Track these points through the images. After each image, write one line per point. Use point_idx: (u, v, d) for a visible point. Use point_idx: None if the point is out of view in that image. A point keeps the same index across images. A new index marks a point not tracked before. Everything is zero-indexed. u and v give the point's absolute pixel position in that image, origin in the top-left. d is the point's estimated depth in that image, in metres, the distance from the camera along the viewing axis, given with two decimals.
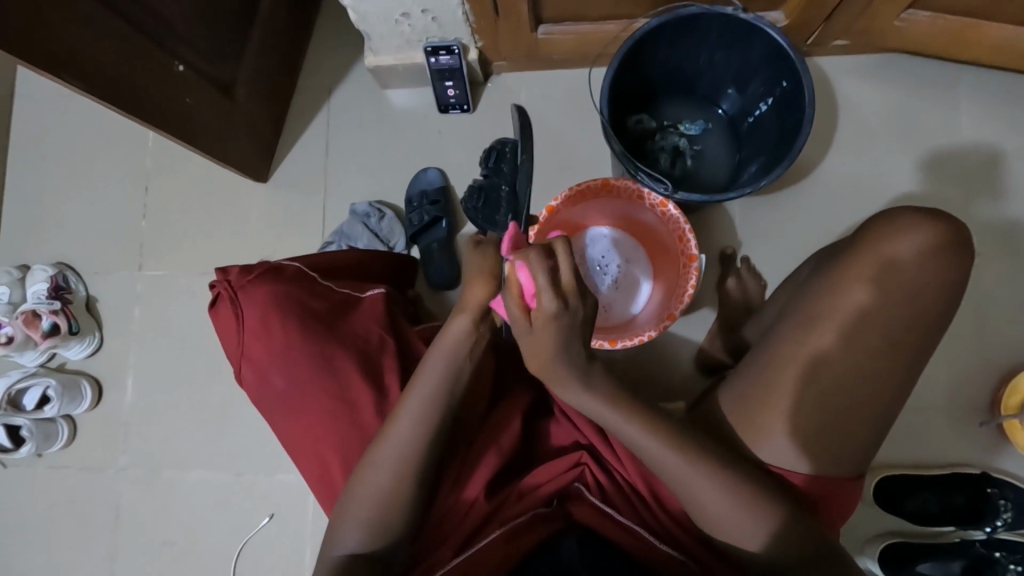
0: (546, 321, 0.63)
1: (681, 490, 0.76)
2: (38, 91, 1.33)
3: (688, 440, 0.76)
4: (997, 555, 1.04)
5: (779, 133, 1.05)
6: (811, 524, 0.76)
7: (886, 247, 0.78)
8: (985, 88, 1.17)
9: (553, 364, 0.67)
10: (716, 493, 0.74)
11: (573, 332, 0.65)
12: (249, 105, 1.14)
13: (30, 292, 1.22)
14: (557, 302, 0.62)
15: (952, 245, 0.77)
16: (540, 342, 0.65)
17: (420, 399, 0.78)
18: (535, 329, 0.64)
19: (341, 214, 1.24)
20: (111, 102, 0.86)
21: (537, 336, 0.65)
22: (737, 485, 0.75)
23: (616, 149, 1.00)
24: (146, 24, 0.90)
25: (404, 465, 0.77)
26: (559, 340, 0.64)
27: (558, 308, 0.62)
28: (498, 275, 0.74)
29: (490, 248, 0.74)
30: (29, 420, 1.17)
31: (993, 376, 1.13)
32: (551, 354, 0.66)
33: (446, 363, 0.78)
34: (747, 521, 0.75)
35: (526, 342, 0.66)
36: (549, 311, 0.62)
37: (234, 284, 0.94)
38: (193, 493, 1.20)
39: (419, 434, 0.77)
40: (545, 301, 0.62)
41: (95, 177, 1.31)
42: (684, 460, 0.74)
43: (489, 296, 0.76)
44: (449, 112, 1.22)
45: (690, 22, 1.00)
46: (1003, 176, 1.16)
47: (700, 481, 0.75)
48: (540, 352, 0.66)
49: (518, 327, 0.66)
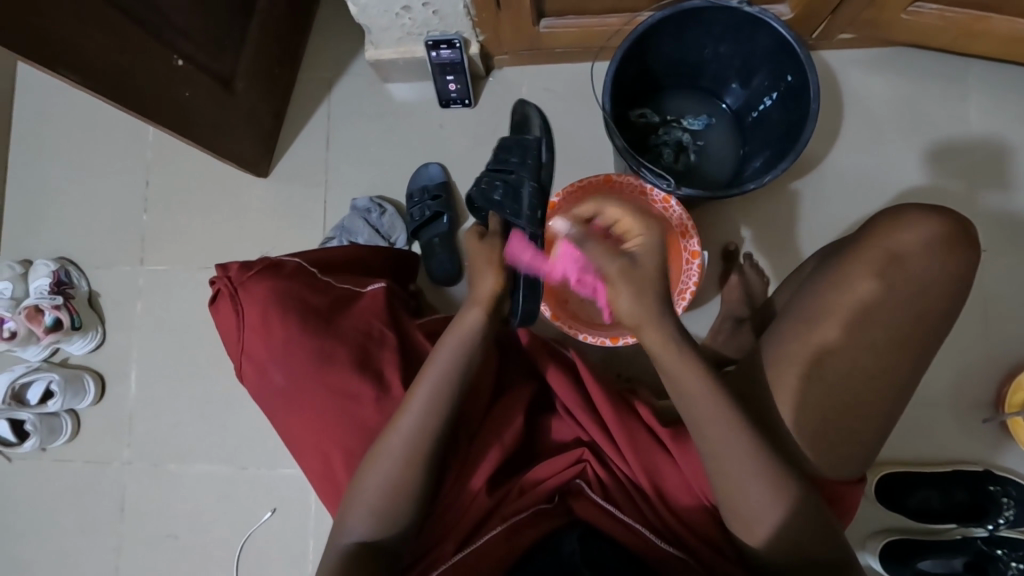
0: (653, 245, 0.74)
1: (715, 464, 0.74)
2: (39, 85, 1.33)
3: (728, 405, 0.74)
4: (999, 552, 1.03)
5: (786, 126, 1.03)
6: (829, 526, 0.74)
7: (886, 242, 0.78)
8: (994, 81, 1.16)
9: (641, 306, 0.72)
10: (743, 473, 0.73)
11: (664, 274, 0.74)
12: (248, 98, 1.14)
13: (33, 287, 1.22)
14: (656, 226, 0.75)
15: (957, 239, 0.77)
16: (643, 270, 0.72)
17: (429, 389, 0.79)
18: (639, 256, 0.73)
19: (343, 208, 1.24)
20: (108, 97, 0.85)
21: (641, 265, 0.73)
22: (763, 470, 0.73)
23: (619, 143, 0.99)
24: (143, 17, 0.89)
25: (412, 458, 0.78)
26: (655, 268, 0.73)
27: (657, 235, 0.74)
28: (501, 260, 0.78)
29: (491, 239, 0.79)
30: (33, 414, 1.18)
31: (998, 373, 1.12)
32: (646, 292, 0.72)
33: (456, 356, 0.80)
34: (766, 523, 0.74)
35: (625, 277, 0.72)
36: (647, 234, 0.75)
37: (234, 281, 0.95)
38: (197, 487, 1.20)
39: (421, 430, 0.78)
40: (644, 225, 0.75)
41: (95, 171, 1.30)
42: (746, 446, 0.73)
43: (502, 284, 0.78)
44: (451, 107, 1.21)
45: (694, 15, 0.99)
46: (1011, 170, 1.14)
47: (747, 473, 0.73)
48: (640, 284, 0.72)
49: (617, 259, 0.73)
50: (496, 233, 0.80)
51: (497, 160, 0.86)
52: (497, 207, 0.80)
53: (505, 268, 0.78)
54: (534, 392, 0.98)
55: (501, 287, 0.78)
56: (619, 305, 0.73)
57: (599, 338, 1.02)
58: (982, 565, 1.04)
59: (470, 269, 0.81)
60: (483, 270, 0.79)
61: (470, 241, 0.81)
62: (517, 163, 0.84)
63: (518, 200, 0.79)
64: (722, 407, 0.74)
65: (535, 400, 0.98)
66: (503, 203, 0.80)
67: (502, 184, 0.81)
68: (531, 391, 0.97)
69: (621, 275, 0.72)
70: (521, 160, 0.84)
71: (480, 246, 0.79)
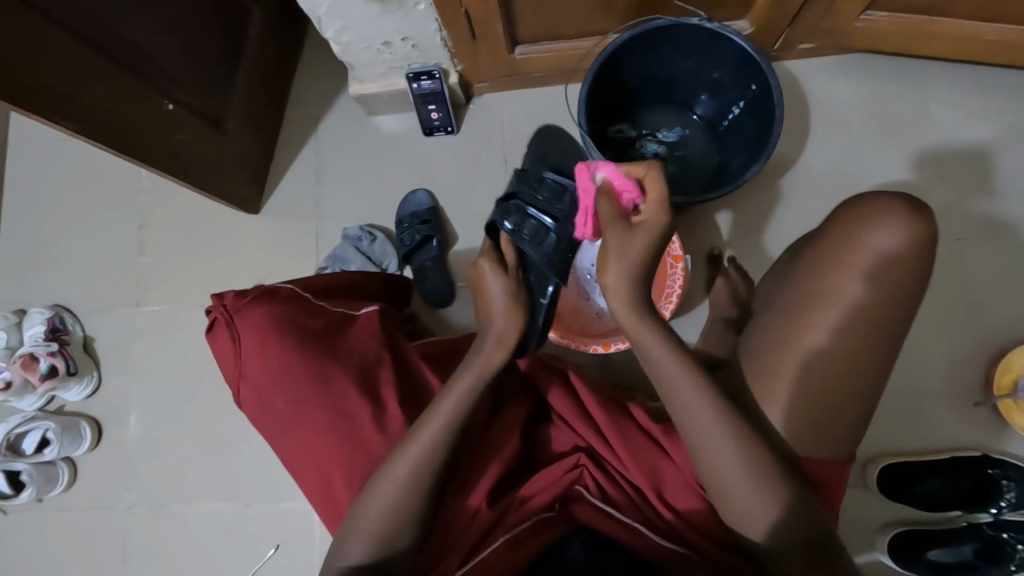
0: (653, 226, 0.76)
1: (701, 455, 0.77)
2: (31, 139, 1.37)
3: (715, 397, 0.77)
4: (1006, 535, 1.03)
5: (755, 131, 1.08)
6: (816, 514, 0.75)
7: (872, 244, 0.79)
8: (947, 81, 1.22)
9: (629, 279, 0.76)
10: (728, 464, 0.75)
11: (655, 252, 0.77)
12: (238, 137, 1.17)
13: (28, 335, 1.23)
14: (666, 209, 0.76)
15: (926, 241, 0.79)
16: (636, 244, 0.75)
17: (435, 422, 0.79)
18: (639, 229, 0.76)
19: (334, 238, 1.26)
20: (105, 144, 0.89)
21: (637, 240, 0.76)
22: (744, 452, 0.75)
23: (597, 158, 1.03)
24: (135, 65, 0.93)
25: (413, 484, 0.77)
26: (647, 252, 0.76)
27: (664, 221, 0.76)
28: (526, 311, 0.83)
29: (511, 275, 0.84)
30: (29, 464, 1.17)
31: (984, 357, 1.14)
32: (636, 263, 0.76)
33: (463, 396, 0.80)
34: (758, 502, 0.75)
35: (618, 244, 0.76)
36: (657, 216, 0.76)
37: (230, 308, 0.97)
38: (199, 527, 1.18)
39: (422, 458, 0.78)
40: (652, 200, 0.76)
41: (87, 219, 1.33)
42: (729, 437, 0.75)
43: (519, 328, 0.83)
44: (435, 134, 1.25)
45: (660, 33, 1.04)
46: (974, 163, 1.19)
47: (728, 459, 0.75)
48: (633, 259, 0.76)
49: (614, 230, 0.76)
50: (516, 273, 0.84)
51: (530, 187, 0.87)
52: (519, 238, 0.83)
53: (523, 313, 0.83)
54: (533, 404, 0.99)
55: (520, 333, 0.83)
56: (606, 272, 0.77)
57: (592, 346, 1.04)
58: (993, 552, 1.04)
59: (483, 299, 0.85)
60: (498, 309, 0.83)
61: (486, 270, 0.84)
62: (557, 206, 0.85)
63: (542, 242, 0.83)
64: (702, 396, 0.77)
65: (531, 413, 0.99)
66: (524, 235, 0.83)
67: (532, 218, 0.84)
68: (527, 406, 0.97)
69: (616, 245, 0.76)
70: (561, 205, 0.85)
71: (495, 279, 0.83)
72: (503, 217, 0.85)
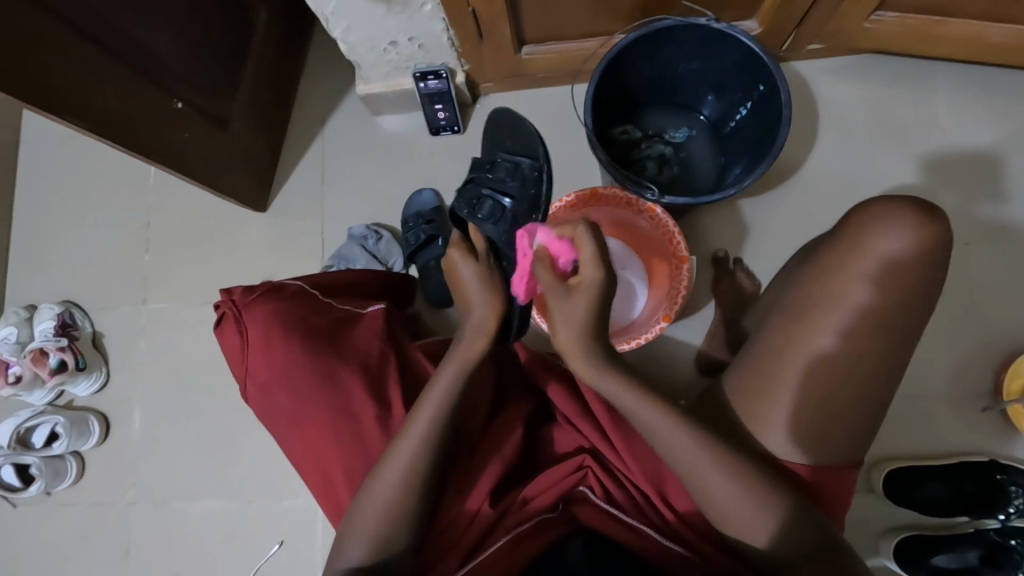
0: (589, 285, 0.72)
1: (690, 481, 0.76)
2: (42, 137, 1.38)
3: (695, 427, 0.76)
4: (1013, 542, 1.00)
5: (760, 134, 1.08)
6: (816, 520, 0.75)
7: (882, 249, 0.78)
8: (957, 83, 1.21)
9: (578, 338, 0.73)
10: (721, 488, 0.74)
11: (603, 306, 0.73)
12: (245, 136, 1.17)
13: (38, 330, 1.24)
14: (603, 263, 0.72)
15: (939, 247, 0.78)
16: (577, 307, 0.72)
17: (430, 419, 0.79)
18: (577, 291, 0.73)
19: (340, 237, 1.27)
20: (112, 140, 0.89)
21: (577, 301, 0.72)
22: (736, 474, 0.74)
23: (603, 158, 1.02)
24: (143, 65, 0.94)
25: (411, 483, 0.77)
26: (593, 308, 0.72)
27: (603, 275, 0.72)
28: (502, 292, 0.81)
29: (483, 265, 0.82)
30: (38, 458, 1.19)
31: (992, 362, 1.13)
32: (581, 324, 0.73)
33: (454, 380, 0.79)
34: (756, 515, 0.74)
35: (559, 310, 0.73)
36: (595, 273, 0.72)
37: (238, 303, 0.97)
38: (203, 523, 1.19)
39: (420, 458, 0.78)
40: (585, 257, 0.72)
41: (97, 216, 1.34)
42: (718, 465, 0.74)
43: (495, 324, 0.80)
44: (441, 134, 1.26)
45: (665, 34, 1.03)
46: (984, 166, 1.18)
47: (721, 483, 0.74)
48: (578, 319, 0.73)
49: (553, 298, 0.73)
50: (485, 254, 0.83)
51: (485, 172, 0.91)
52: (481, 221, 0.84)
53: (500, 294, 0.80)
54: (533, 404, 0.99)
55: (501, 313, 0.80)
56: (555, 334, 0.75)
57: None
58: (996, 557, 1.01)
59: (459, 294, 0.83)
60: (475, 298, 0.80)
61: (457, 260, 0.82)
62: (516, 186, 0.88)
63: (504, 221, 0.85)
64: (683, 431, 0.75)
65: (534, 413, 0.99)
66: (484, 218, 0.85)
67: (490, 199, 0.86)
68: (529, 406, 0.97)
69: (558, 312, 0.73)
70: (520, 184, 0.88)
71: (466, 267, 0.81)
72: (463, 203, 0.87)
